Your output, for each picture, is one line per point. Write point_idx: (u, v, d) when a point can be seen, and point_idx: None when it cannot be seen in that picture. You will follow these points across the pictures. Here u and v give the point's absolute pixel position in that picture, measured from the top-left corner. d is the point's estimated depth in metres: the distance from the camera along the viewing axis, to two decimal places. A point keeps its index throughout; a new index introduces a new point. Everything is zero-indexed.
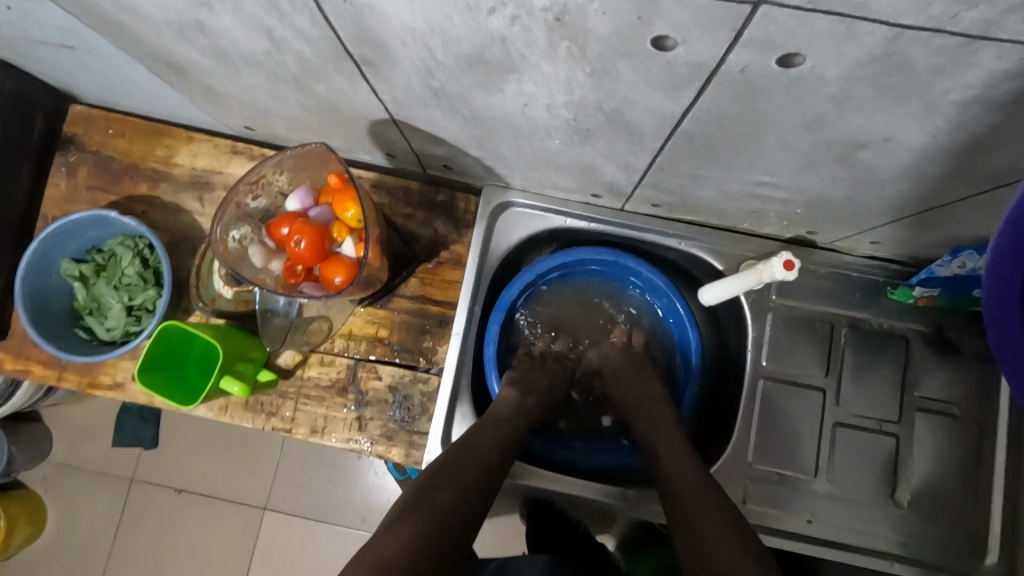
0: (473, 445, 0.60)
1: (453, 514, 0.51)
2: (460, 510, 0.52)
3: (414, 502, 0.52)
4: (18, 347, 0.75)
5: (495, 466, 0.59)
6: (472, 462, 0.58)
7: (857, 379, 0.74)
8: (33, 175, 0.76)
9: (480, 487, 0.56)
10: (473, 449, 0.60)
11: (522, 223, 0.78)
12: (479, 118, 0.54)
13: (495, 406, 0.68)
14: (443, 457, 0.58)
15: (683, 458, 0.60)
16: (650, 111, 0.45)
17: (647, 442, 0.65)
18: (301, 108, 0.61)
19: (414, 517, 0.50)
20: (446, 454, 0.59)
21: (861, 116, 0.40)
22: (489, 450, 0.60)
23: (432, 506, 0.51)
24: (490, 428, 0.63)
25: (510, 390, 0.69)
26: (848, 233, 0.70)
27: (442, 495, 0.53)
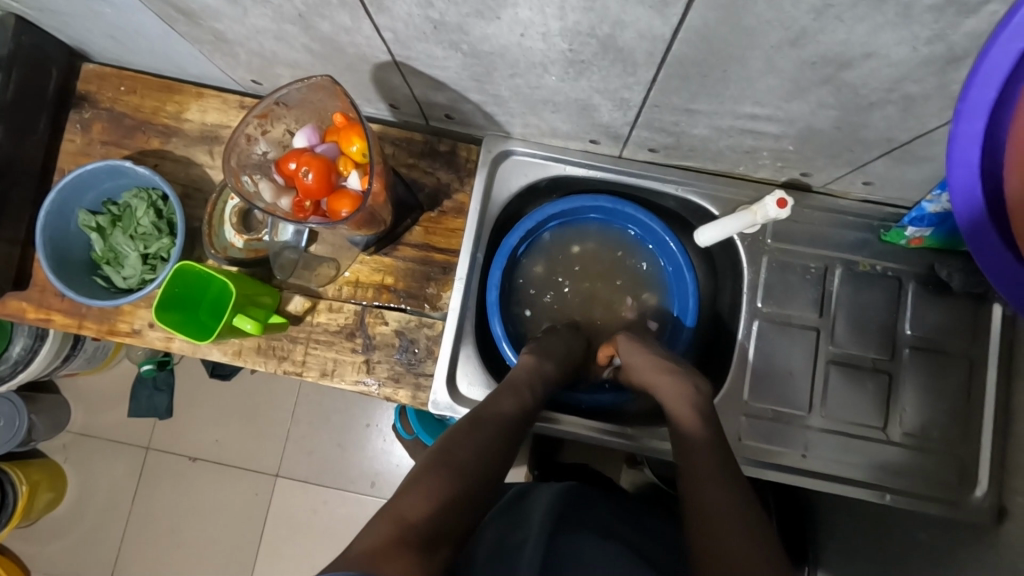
0: (492, 415, 0.62)
1: (477, 479, 0.53)
2: (483, 476, 0.54)
3: (437, 462, 0.53)
4: (40, 297, 0.78)
5: (515, 436, 0.61)
6: (492, 430, 0.60)
7: (850, 319, 0.76)
8: (49, 131, 0.79)
9: (501, 456, 0.58)
10: (496, 415, 0.62)
11: (523, 172, 0.80)
12: (478, 53, 0.56)
13: (513, 370, 0.70)
14: (462, 425, 0.60)
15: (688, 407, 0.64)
16: (641, 33, 0.47)
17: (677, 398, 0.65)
18: (307, 52, 0.63)
19: (439, 477, 0.51)
20: (466, 421, 0.60)
21: (842, 28, 0.42)
22: (509, 421, 0.62)
23: (457, 467, 0.53)
24: (510, 397, 0.65)
25: (530, 356, 0.72)
26: (839, 173, 0.71)
27: (467, 458, 0.54)
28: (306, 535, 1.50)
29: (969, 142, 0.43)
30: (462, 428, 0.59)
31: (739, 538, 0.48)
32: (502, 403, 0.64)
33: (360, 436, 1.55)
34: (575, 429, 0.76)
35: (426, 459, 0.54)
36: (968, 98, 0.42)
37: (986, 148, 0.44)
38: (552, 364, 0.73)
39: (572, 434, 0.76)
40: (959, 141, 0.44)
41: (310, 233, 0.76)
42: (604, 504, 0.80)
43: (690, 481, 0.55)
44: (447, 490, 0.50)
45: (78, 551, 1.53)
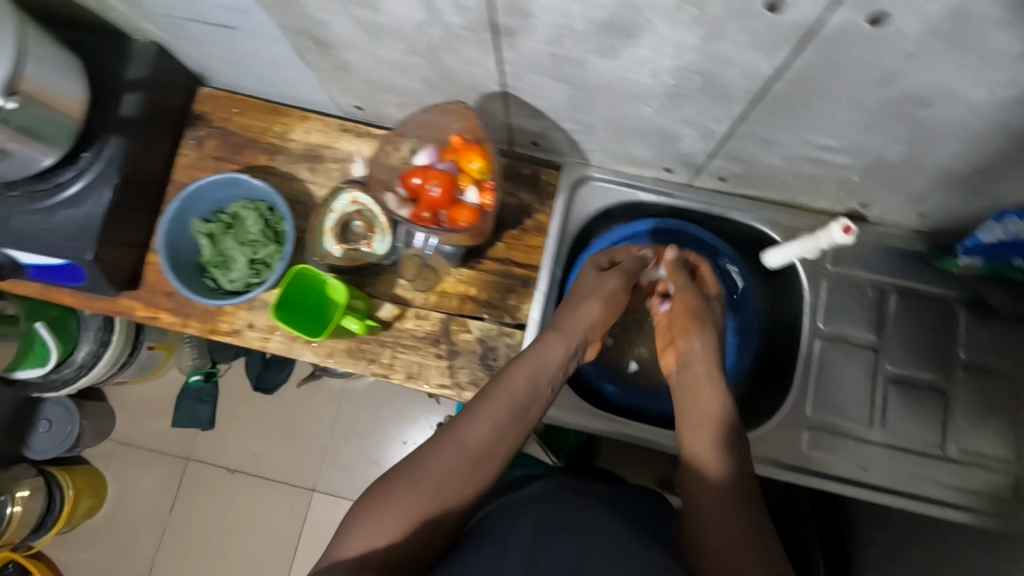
0: (477, 426, 0.64)
1: (437, 504, 0.58)
2: (444, 501, 0.58)
3: (395, 481, 0.59)
4: (148, 297, 0.85)
5: (498, 444, 0.64)
6: (470, 442, 0.62)
7: (905, 341, 0.81)
8: (169, 145, 0.86)
9: (475, 475, 0.61)
10: (463, 434, 0.63)
11: (599, 196, 0.87)
12: (587, 86, 0.64)
13: (545, 343, 0.73)
14: (444, 435, 0.63)
15: (709, 439, 0.69)
16: (746, 72, 0.54)
17: (711, 430, 0.69)
18: (424, 81, 0.71)
19: (382, 512, 0.56)
20: (443, 432, 0.64)
21: (928, 71, 0.49)
22: (485, 433, 0.63)
23: (414, 491, 0.58)
24: (501, 406, 0.66)
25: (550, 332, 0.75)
26: (897, 204, 0.78)
27: (431, 482, 0.58)
28: None
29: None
30: (443, 437, 0.63)
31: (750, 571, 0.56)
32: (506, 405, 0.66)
33: (397, 452, 1.58)
34: (619, 430, 0.81)
35: (401, 466, 0.61)
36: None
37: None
38: (563, 347, 0.74)
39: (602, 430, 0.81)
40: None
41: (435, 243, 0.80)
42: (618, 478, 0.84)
43: (701, 519, 0.62)
44: (398, 515, 0.56)
45: (114, 559, 1.54)
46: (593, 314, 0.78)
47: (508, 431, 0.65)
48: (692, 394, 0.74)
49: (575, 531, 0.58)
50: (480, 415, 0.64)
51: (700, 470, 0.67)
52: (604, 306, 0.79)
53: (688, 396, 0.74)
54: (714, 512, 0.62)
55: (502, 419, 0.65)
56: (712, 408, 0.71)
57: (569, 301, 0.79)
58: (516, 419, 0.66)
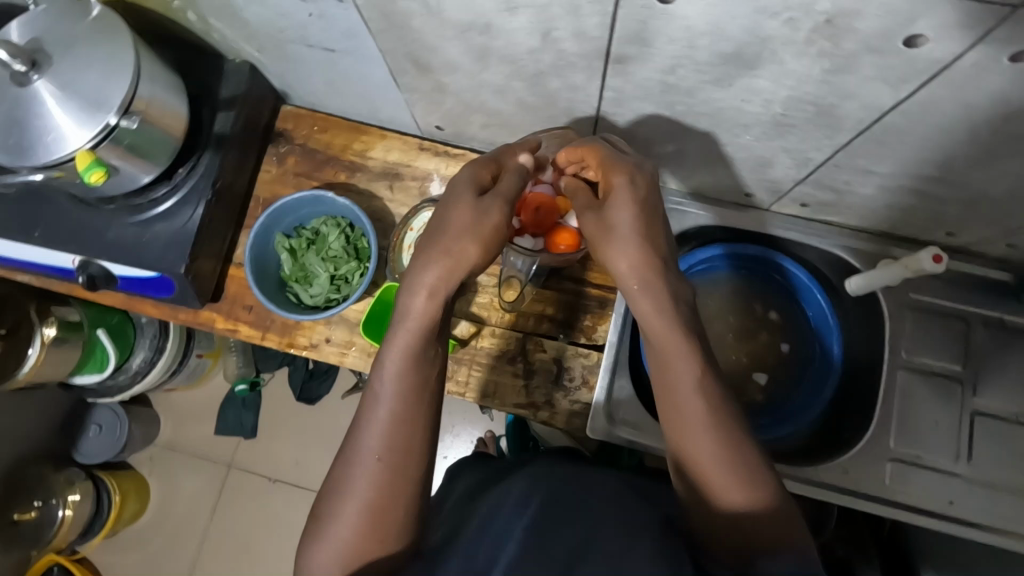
0: (393, 380, 0.55)
1: (381, 484, 0.52)
2: (387, 478, 0.52)
3: (335, 479, 0.54)
4: (229, 309, 0.86)
5: (413, 384, 0.55)
6: (393, 410, 0.54)
7: (992, 374, 0.80)
8: (254, 161, 0.88)
9: (403, 436, 0.54)
10: (375, 409, 0.55)
11: (676, 219, 0.87)
12: (690, 113, 0.64)
13: (420, 269, 0.57)
14: (367, 410, 0.55)
15: (675, 358, 0.54)
16: (864, 103, 0.54)
17: (673, 345, 0.54)
18: (518, 104, 0.72)
19: (329, 529, 0.52)
20: (362, 404, 0.55)
21: None
22: (395, 385, 0.55)
23: (354, 482, 0.52)
24: (397, 349, 0.56)
25: (429, 279, 0.57)
26: (987, 235, 0.77)
27: (365, 465, 0.53)
28: None
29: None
30: (365, 411, 0.55)
31: (736, 485, 0.50)
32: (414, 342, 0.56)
33: None
34: None
35: (340, 456, 0.55)
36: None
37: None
38: (428, 271, 0.57)
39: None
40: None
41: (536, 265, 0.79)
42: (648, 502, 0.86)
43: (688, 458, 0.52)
44: (343, 515, 0.52)
45: (155, 565, 1.55)
46: (489, 216, 0.59)
47: (420, 366, 0.56)
48: (665, 347, 0.55)
49: (574, 510, 0.50)
50: (383, 376, 0.55)
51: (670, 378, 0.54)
52: (486, 237, 0.59)
53: (664, 349, 0.55)
54: (696, 421, 0.52)
55: (414, 357, 0.56)
56: (679, 347, 0.54)
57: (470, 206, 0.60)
58: (428, 350, 0.57)
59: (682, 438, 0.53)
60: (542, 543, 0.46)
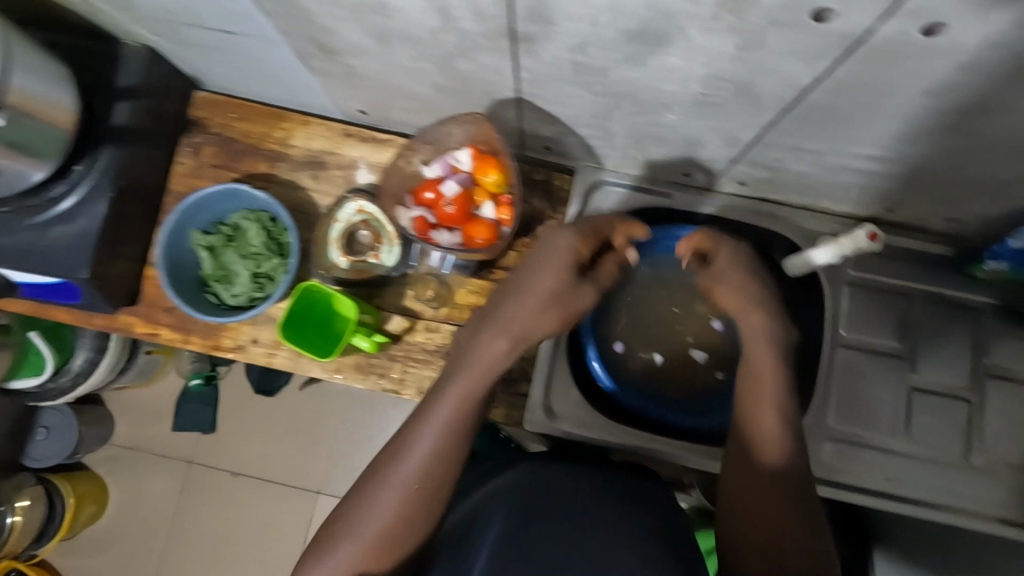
0: (444, 418, 0.57)
1: (405, 517, 0.55)
2: (410, 513, 0.55)
3: (359, 498, 0.56)
4: (148, 312, 0.81)
5: (458, 427, 0.57)
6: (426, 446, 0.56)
7: (931, 349, 0.79)
8: (166, 153, 0.83)
9: (435, 473, 0.56)
10: (419, 442, 0.57)
11: (614, 201, 0.84)
12: (610, 93, 0.60)
13: (517, 312, 0.64)
14: (400, 444, 0.57)
15: (760, 403, 0.63)
16: (782, 81, 0.51)
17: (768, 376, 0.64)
18: (435, 86, 0.68)
19: (341, 549, 0.54)
20: (448, 432, 0.57)
21: (981, 82, 0.46)
22: (459, 419, 0.58)
23: (377, 507, 0.55)
24: (456, 391, 0.59)
25: (553, 317, 0.64)
26: (924, 210, 0.75)
27: (394, 497, 0.55)
28: None
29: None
30: (401, 441, 0.57)
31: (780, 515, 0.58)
32: (476, 386, 0.59)
33: None
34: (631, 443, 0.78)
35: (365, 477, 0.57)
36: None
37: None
38: (550, 321, 0.64)
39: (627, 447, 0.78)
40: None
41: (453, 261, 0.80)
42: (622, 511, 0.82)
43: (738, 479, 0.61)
44: (361, 538, 0.54)
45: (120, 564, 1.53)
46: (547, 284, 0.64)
47: (479, 408, 0.60)
48: (759, 397, 0.63)
49: (559, 521, 0.54)
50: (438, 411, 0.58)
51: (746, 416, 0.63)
52: (547, 301, 0.64)
53: (758, 398, 0.63)
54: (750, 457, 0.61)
55: (458, 400, 0.58)
56: (768, 382, 0.64)
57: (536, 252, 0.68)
58: (479, 394, 0.60)
59: (755, 480, 0.60)
60: (527, 556, 0.50)
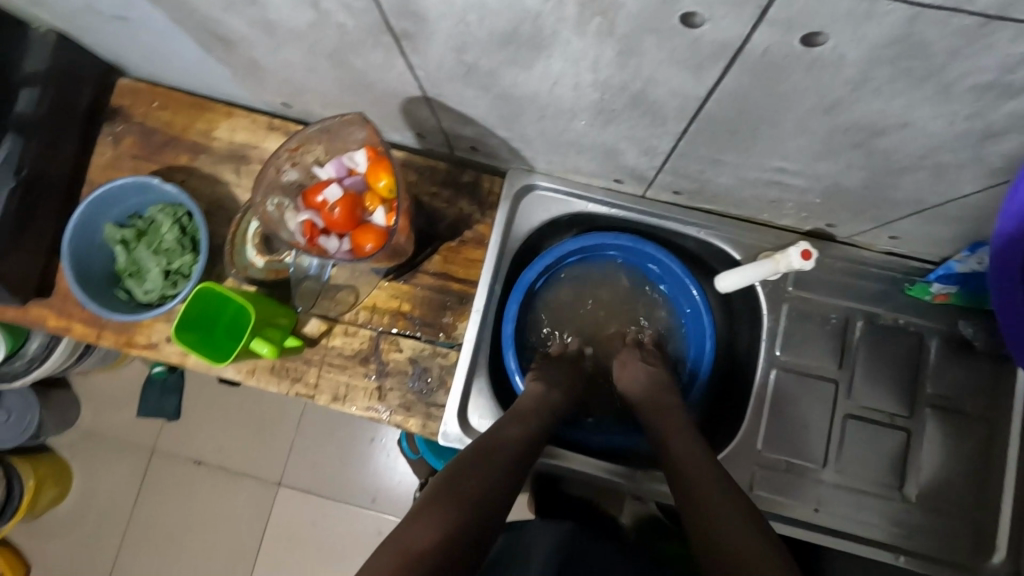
0: (506, 459, 0.59)
1: (472, 529, 0.50)
2: (476, 525, 0.51)
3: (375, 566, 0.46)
4: (61, 306, 0.80)
5: (518, 474, 0.59)
6: (491, 474, 0.56)
7: (869, 374, 0.75)
8: (81, 142, 0.80)
9: (499, 499, 0.54)
10: (434, 502, 0.52)
11: (544, 206, 0.80)
12: (509, 96, 0.57)
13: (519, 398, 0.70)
14: (460, 471, 0.56)
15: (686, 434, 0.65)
16: (675, 90, 0.47)
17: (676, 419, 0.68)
18: (340, 83, 0.64)
19: None
20: (506, 470, 0.58)
21: (879, 99, 0.42)
22: (515, 464, 0.59)
23: (435, 516, 0.50)
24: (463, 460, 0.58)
25: (538, 383, 0.72)
26: (865, 227, 0.71)
27: (454, 504, 0.51)
28: (304, 550, 1.38)
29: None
30: (462, 468, 0.56)
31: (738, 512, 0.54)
32: (515, 440, 0.62)
33: (365, 449, 1.42)
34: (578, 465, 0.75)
35: (425, 501, 0.53)
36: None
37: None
38: (561, 391, 0.73)
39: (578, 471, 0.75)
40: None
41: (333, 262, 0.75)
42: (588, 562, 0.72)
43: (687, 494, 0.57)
44: (419, 543, 0.48)
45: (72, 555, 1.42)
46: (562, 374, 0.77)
47: (528, 457, 0.62)
48: (665, 433, 0.66)
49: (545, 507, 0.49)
50: (449, 479, 0.55)
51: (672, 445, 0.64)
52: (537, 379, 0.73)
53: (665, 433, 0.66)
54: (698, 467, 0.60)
55: (517, 450, 0.61)
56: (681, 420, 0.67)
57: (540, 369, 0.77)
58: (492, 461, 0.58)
59: (705, 491, 0.56)
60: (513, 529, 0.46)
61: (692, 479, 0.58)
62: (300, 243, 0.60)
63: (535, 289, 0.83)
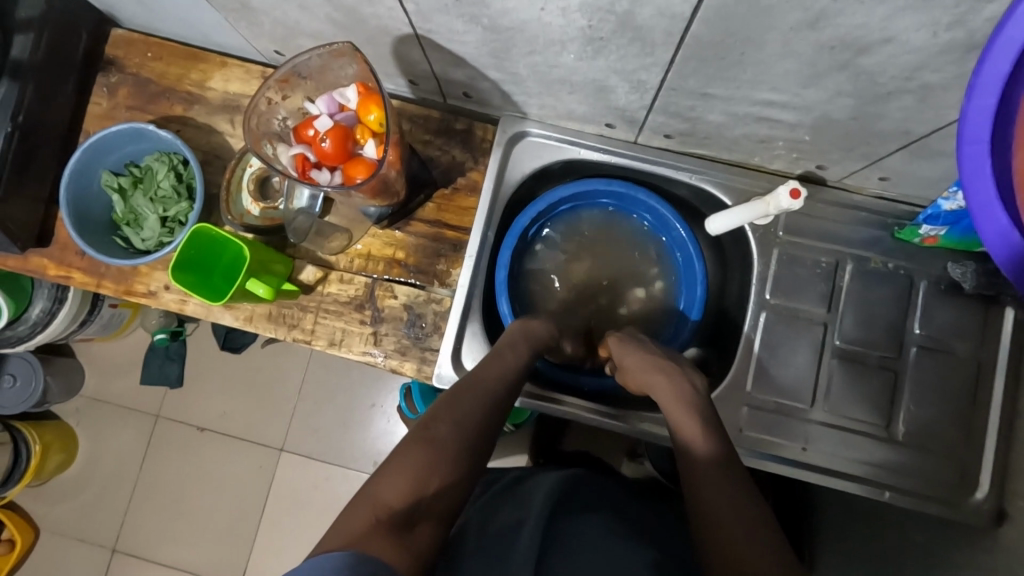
0: (478, 399, 0.59)
1: (447, 477, 0.51)
2: (451, 471, 0.51)
3: (351, 508, 0.47)
4: (61, 254, 0.81)
5: (496, 410, 0.59)
6: (464, 416, 0.56)
7: (858, 316, 0.76)
8: (76, 92, 0.81)
9: (473, 443, 0.54)
10: (410, 446, 0.52)
11: (537, 153, 0.81)
12: (498, 28, 0.57)
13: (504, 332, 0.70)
14: (430, 417, 0.55)
15: (681, 402, 0.63)
16: (660, 11, 0.48)
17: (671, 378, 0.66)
18: (330, 22, 0.65)
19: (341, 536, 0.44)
20: (482, 406, 0.58)
21: (861, 9, 0.43)
22: (489, 408, 0.59)
23: (411, 458, 0.50)
24: (441, 402, 0.58)
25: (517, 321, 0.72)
26: (854, 168, 0.71)
27: (429, 452, 0.51)
28: (306, 512, 1.40)
29: (980, 119, 0.38)
30: (434, 413, 0.56)
31: (736, 489, 0.53)
32: (489, 382, 0.62)
33: (365, 415, 1.44)
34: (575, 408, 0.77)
35: (400, 445, 0.53)
36: (981, 73, 0.37)
37: (997, 172, 0.39)
38: (548, 320, 0.74)
39: (575, 417, 0.77)
40: (969, 119, 0.39)
41: (325, 198, 0.78)
42: (586, 492, 0.74)
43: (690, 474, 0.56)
44: (392, 489, 0.48)
45: (76, 520, 1.43)
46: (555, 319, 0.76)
47: (508, 395, 0.62)
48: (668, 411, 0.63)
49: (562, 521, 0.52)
50: (428, 419, 0.55)
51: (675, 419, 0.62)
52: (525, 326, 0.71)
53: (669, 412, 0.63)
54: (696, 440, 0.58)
55: (489, 391, 0.60)
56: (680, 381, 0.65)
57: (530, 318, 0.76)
58: (469, 400, 0.58)
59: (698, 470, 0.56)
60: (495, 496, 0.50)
61: (697, 486, 0.55)
62: (291, 173, 0.63)
63: (527, 236, 0.84)
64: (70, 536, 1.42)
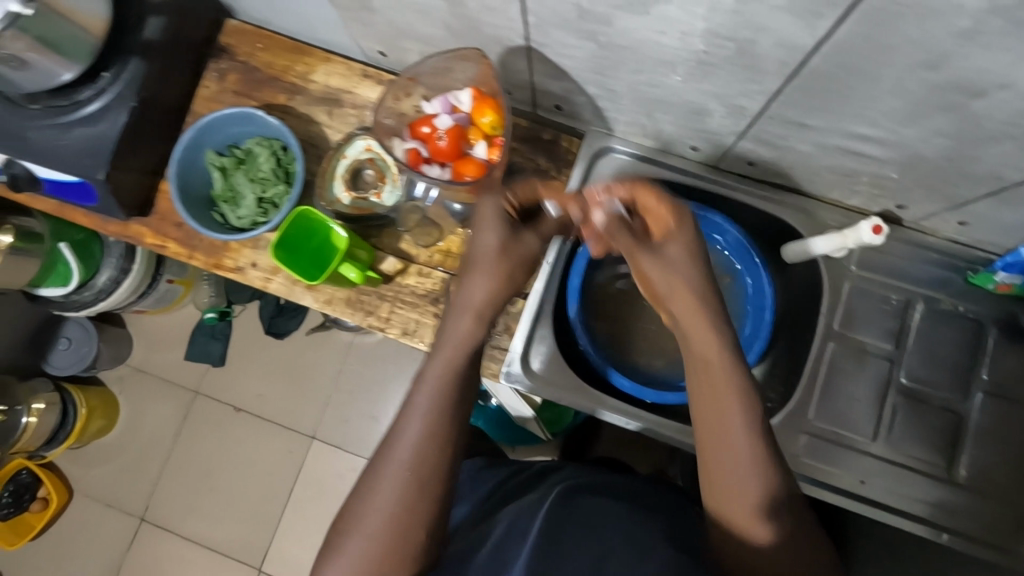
0: (404, 466, 0.54)
1: (371, 561, 0.52)
2: (373, 555, 0.52)
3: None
4: (158, 225, 0.85)
5: (419, 471, 0.54)
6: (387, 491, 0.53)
7: (924, 356, 0.77)
8: (190, 75, 0.86)
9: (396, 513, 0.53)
10: (340, 535, 0.53)
11: (620, 170, 0.83)
12: (612, 46, 0.60)
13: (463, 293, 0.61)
14: (372, 481, 0.54)
15: (720, 409, 0.56)
16: (782, 42, 0.51)
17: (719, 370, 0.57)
18: (446, 28, 0.69)
19: None
20: (405, 471, 0.54)
21: (985, 55, 0.45)
22: (416, 467, 0.54)
23: (340, 549, 0.53)
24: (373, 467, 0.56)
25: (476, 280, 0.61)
26: (934, 209, 0.73)
27: (348, 544, 0.52)
28: (332, 500, 1.42)
29: None
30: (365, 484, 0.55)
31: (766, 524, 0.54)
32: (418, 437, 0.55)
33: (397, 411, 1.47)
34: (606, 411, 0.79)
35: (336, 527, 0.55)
36: None
37: None
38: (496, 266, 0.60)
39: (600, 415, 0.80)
40: None
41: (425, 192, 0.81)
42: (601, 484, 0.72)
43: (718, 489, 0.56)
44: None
45: (109, 486, 1.46)
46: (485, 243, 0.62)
47: (440, 446, 0.55)
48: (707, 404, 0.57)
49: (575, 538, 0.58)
50: (358, 494, 0.55)
51: (710, 422, 0.56)
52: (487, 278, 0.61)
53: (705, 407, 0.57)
54: (742, 457, 0.54)
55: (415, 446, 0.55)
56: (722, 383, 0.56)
57: (469, 254, 0.64)
58: (391, 468, 0.54)
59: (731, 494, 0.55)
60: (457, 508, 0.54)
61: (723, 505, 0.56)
62: (405, 162, 0.70)
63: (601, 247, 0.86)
64: (101, 500, 1.46)
